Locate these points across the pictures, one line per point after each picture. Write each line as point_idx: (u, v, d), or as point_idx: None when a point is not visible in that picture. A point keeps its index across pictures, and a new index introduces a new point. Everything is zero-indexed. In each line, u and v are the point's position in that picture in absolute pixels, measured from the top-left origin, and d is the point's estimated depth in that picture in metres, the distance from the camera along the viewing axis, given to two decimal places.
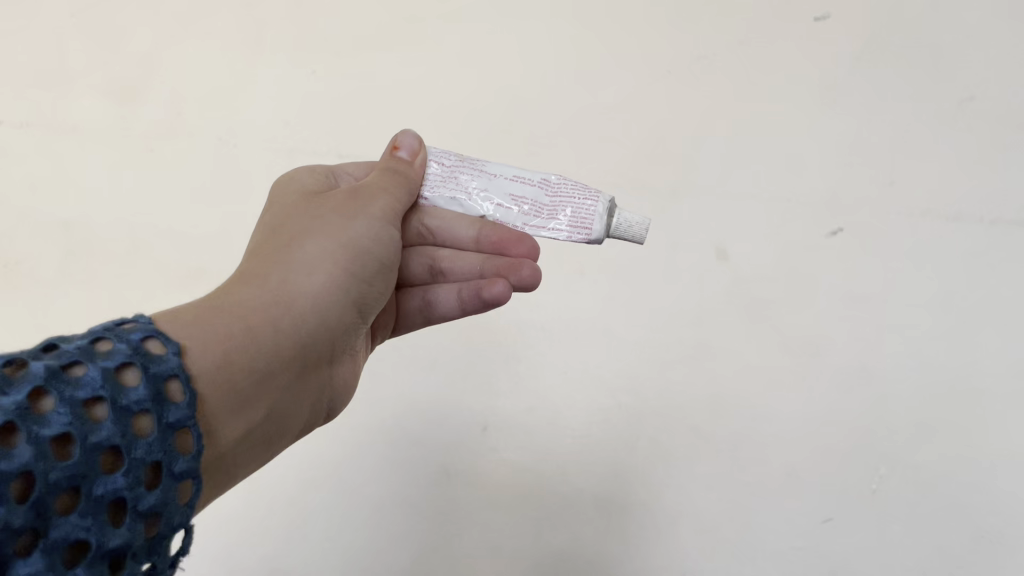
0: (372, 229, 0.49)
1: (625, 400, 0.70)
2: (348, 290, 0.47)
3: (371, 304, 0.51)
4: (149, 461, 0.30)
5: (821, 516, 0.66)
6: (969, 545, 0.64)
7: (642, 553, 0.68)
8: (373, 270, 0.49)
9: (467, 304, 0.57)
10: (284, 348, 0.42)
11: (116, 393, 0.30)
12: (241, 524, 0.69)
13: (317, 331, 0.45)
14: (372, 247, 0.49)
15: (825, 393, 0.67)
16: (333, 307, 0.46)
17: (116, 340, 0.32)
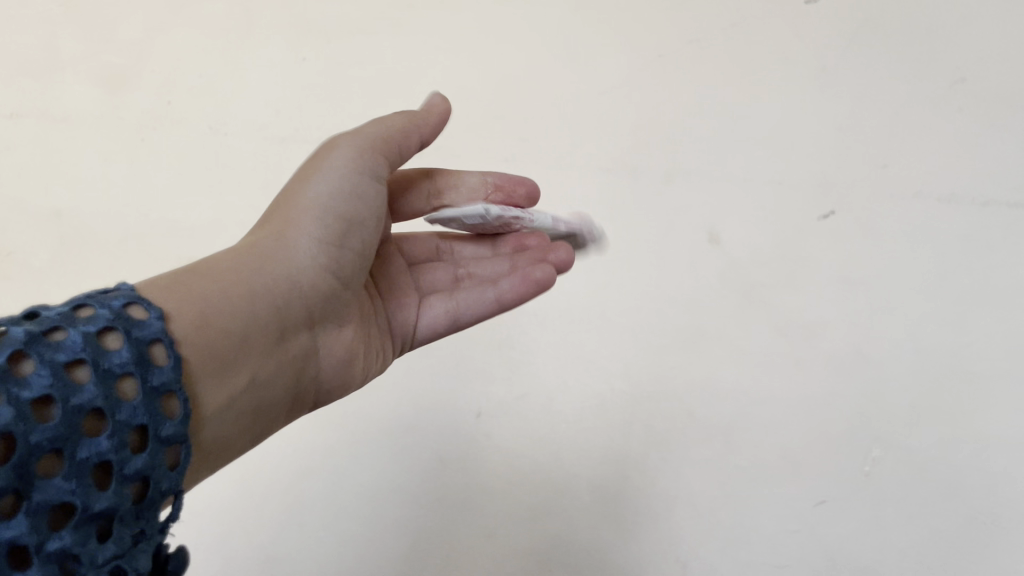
0: (368, 191, 0.48)
1: (619, 386, 0.70)
2: (332, 251, 0.47)
3: (363, 275, 0.50)
4: (135, 424, 0.30)
5: (814, 499, 0.66)
6: (962, 527, 0.64)
7: (637, 538, 0.68)
8: (365, 233, 0.49)
9: (505, 295, 0.54)
10: (263, 311, 0.42)
11: (98, 356, 0.30)
12: (236, 512, 0.70)
13: (295, 291, 0.45)
14: (361, 208, 0.48)
15: (819, 376, 0.67)
16: (313, 267, 0.46)
17: (98, 306, 0.32)
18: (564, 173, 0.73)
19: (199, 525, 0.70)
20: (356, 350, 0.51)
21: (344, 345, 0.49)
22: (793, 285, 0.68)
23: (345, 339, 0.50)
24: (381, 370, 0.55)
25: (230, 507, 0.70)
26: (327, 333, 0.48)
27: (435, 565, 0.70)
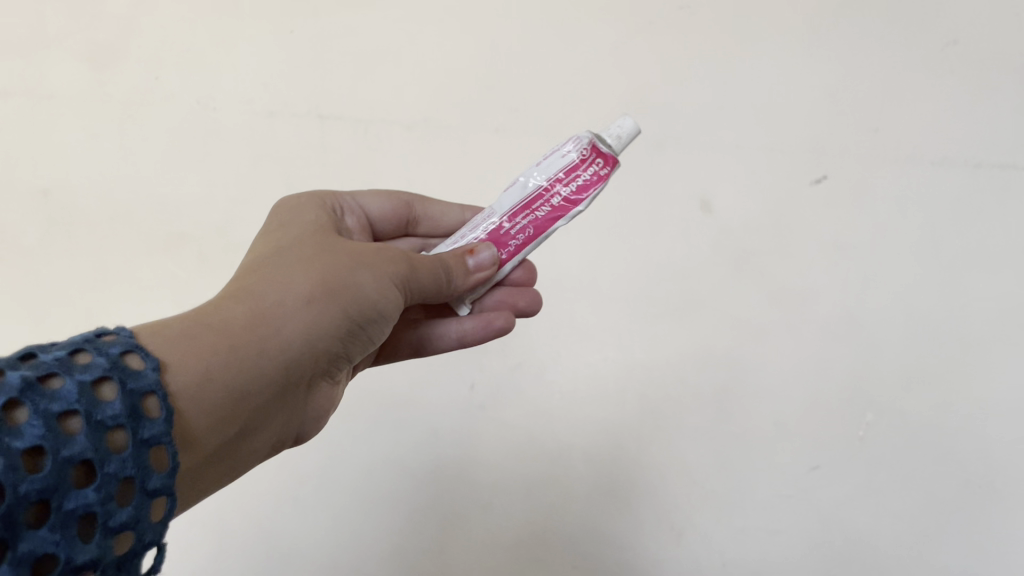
0: (385, 287, 0.47)
1: (613, 355, 0.70)
2: (340, 329, 0.46)
3: (359, 347, 0.49)
4: (124, 476, 0.30)
5: (808, 464, 0.66)
6: (956, 491, 0.63)
7: (630, 507, 0.68)
8: (372, 321, 0.48)
9: (468, 338, 0.59)
10: (265, 372, 0.41)
11: (92, 407, 0.29)
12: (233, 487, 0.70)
13: (296, 360, 0.44)
14: (378, 301, 0.47)
15: (812, 342, 0.67)
16: (320, 341, 0.45)
17: (95, 354, 0.32)
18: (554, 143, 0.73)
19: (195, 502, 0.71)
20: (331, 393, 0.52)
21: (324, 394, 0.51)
22: (785, 251, 0.68)
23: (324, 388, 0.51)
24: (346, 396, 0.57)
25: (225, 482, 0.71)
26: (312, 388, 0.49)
27: (431, 538, 0.70)
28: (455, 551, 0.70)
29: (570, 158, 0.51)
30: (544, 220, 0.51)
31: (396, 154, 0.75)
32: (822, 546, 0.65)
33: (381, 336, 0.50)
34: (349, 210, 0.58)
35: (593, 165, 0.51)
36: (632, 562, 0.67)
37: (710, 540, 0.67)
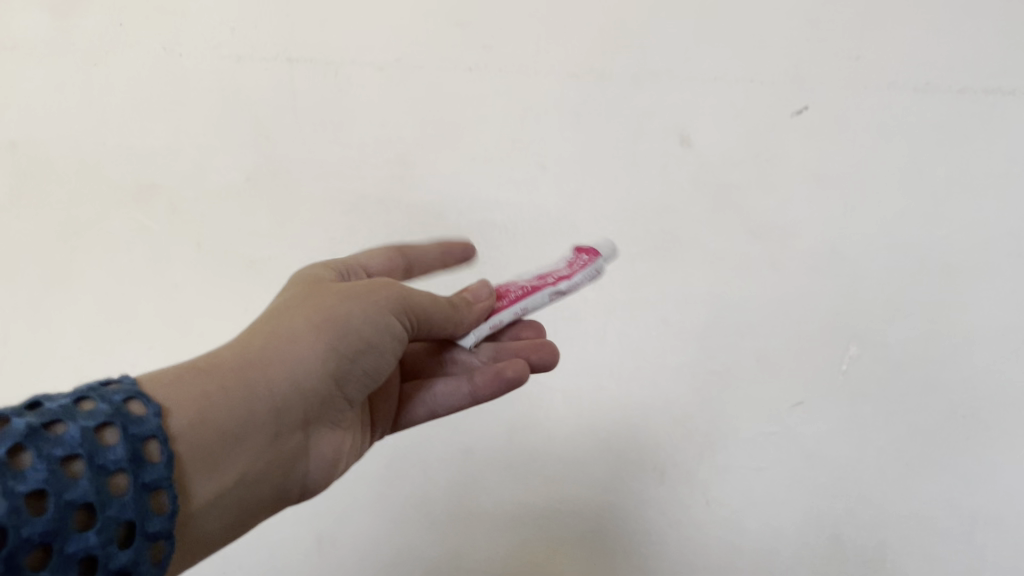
0: (374, 319, 0.48)
1: (591, 295, 0.69)
2: (332, 366, 0.47)
3: (361, 386, 0.50)
4: (122, 519, 0.33)
5: (791, 401, 0.65)
6: (940, 422, 0.63)
7: (613, 449, 0.67)
8: (366, 352, 0.48)
9: (481, 390, 0.56)
10: (261, 414, 0.43)
11: (93, 452, 0.33)
12: None
13: (291, 399, 0.45)
14: (367, 331, 0.48)
15: (795, 277, 0.65)
16: (312, 378, 0.46)
17: (98, 401, 0.35)
18: (526, 80, 0.70)
19: None
20: (344, 444, 0.52)
21: (334, 445, 0.51)
22: (765, 184, 0.66)
23: (333, 438, 0.51)
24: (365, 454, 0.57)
25: None
26: (316, 439, 0.49)
27: (414, 484, 0.70)
28: (439, 498, 0.70)
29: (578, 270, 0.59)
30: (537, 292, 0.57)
31: (367, 96, 0.73)
32: (806, 480, 0.64)
33: (382, 375, 0.51)
34: (353, 274, 0.57)
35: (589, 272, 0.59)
36: (617, 502, 0.67)
37: (694, 480, 0.66)
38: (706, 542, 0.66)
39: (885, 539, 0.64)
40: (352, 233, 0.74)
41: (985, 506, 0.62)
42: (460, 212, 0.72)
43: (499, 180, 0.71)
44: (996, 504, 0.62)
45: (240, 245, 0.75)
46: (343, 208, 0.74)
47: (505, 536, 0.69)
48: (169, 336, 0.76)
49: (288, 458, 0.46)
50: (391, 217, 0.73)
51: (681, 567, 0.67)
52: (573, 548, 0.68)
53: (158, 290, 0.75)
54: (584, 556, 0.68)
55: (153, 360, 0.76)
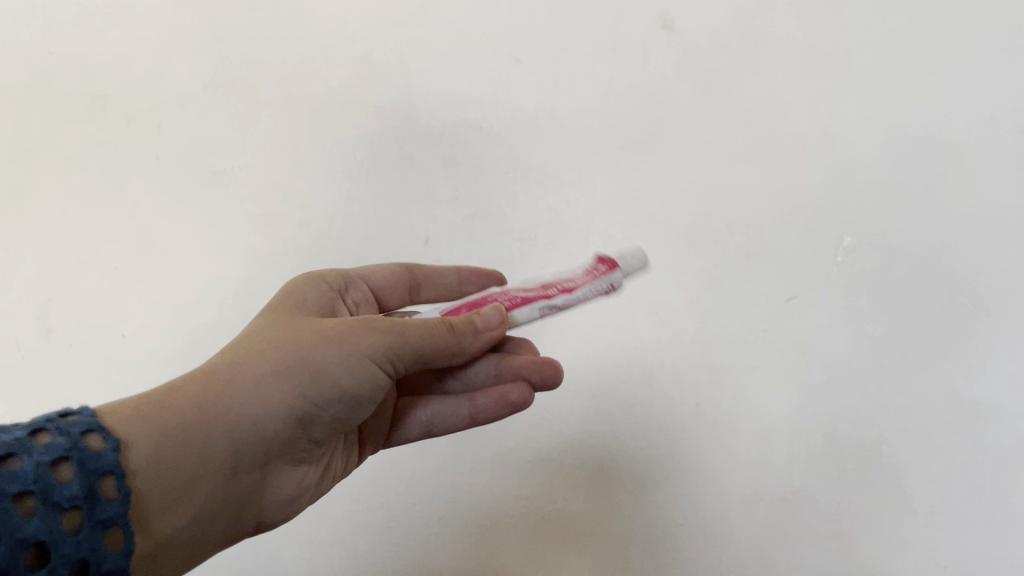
0: (354, 367, 0.44)
1: (573, 196, 0.66)
2: (298, 410, 0.45)
3: (334, 429, 0.48)
4: (76, 556, 0.33)
5: (784, 294, 0.62)
6: (940, 309, 0.59)
7: (596, 352, 0.65)
8: (341, 402, 0.46)
9: (482, 413, 0.55)
10: (221, 452, 0.43)
11: (49, 488, 0.33)
12: (179, 360, 0.70)
13: (253, 439, 0.44)
14: (345, 382, 0.45)
15: (786, 164, 0.62)
16: (277, 421, 0.45)
17: (54, 434, 0.35)
18: None
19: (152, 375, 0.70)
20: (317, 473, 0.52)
21: (302, 478, 0.51)
22: (753, 66, 0.62)
23: (302, 471, 0.51)
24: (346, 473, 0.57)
25: (180, 351, 0.70)
26: (285, 468, 0.49)
27: None
28: None
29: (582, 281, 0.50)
30: (517, 302, 0.49)
31: None
32: (800, 376, 0.61)
33: (356, 419, 0.48)
34: (352, 287, 0.56)
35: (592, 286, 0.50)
36: (604, 405, 0.65)
37: (682, 381, 0.63)
38: (696, 443, 0.63)
39: (883, 436, 0.60)
40: (316, 137, 0.69)
41: (991, 396, 0.58)
42: (430, 113, 0.68)
43: (471, 76, 0.67)
44: (1002, 395, 0.58)
45: (203, 156, 0.71)
46: (307, 111, 0.69)
47: (490, 445, 0.67)
48: (129, 255, 0.72)
49: (250, 488, 0.47)
50: (358, 119, 0.68)
51: (673, 473, 0.63)
52: (563, 457, 0.66)
53: (117, 206, 0.72)
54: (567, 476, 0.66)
55: (116, 281, 0.72)
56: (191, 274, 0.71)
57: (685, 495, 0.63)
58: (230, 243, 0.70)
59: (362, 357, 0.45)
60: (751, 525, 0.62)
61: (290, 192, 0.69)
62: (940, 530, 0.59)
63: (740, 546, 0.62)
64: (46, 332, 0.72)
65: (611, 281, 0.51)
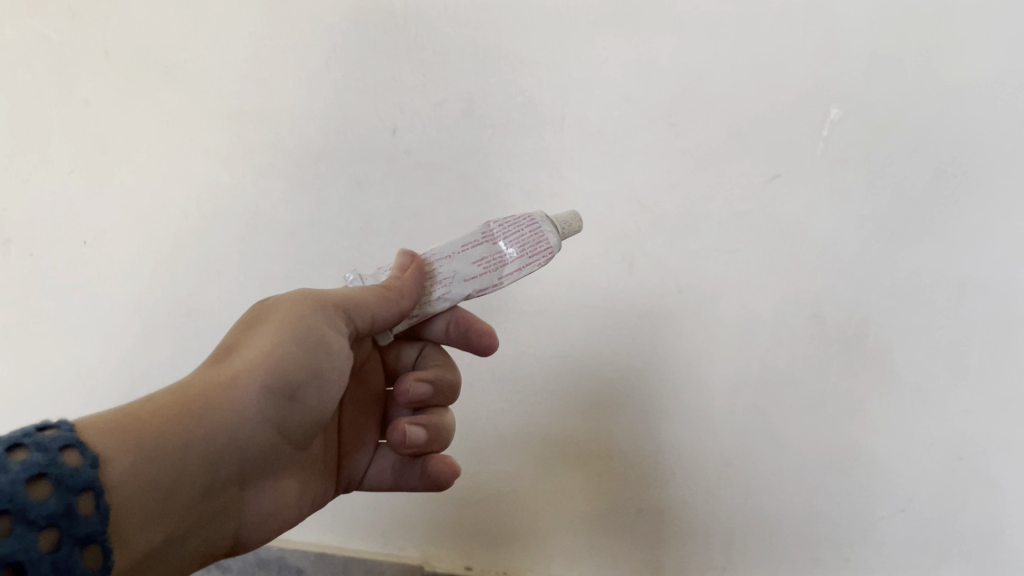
0: (311, 341, 0.46)
1: (545, 79, 0.61)
2: (267, 404, 0.45)
3: (302, 427, 0.48)
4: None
5: (767, 174, 0.58)
6: (928, 184, 0.56)
7: (574, 242, 0.63)
8: (309, 379, 0.46)
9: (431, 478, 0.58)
10: (198, 450, 0.41)
11: (24, 507, 0.31)
12: (145, 265, 0.70)
13: (227, 436, 0.43)
14: (307, 357, 0.46)
15: (770, 36, 0.56)
16: (250, 414, 0.44)
17: (30, 450, 0.33)
18: None
19: (122, 281, 0.70)
20: (289, 493, 0.51)
21: (273, 498, 0.50)
22: None
23: (277, 488, 0.50)
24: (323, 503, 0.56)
25: (146, 257, 0.70)
26: (255, 483, 0.48)
27: None
28: None
29: (519, 257, 0.47)
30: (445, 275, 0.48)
31: None
32: (783, 259, 0.59)
33: (326, 410, 0.49)
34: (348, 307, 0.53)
35: (529, 264, 0.47)
36: (581, 297, 0.63)
37: (663, 268, 0.61)
38: (677, 332, 0.62)
39: (870, 315, 0.58)
40: (270, 25, 0.64)
41: (977, 270, 0.56)
42: None
43: None
44: (991, 268, 0.55)
45: (150, 51, 0.66)
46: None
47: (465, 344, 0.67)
48: (77, 160, 0.69)
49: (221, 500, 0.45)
50: (311, 3, 0.63)
51: (652, 361, 0.62)
52: (539, 365, 0.65)
53: (66, 109, 0.68)
54: (551, 369, 0.65)
55: (70, 187, 0.70)
56: (148, 177, 0.68)
57: (666, 383, 0.62)
58: (187, 142, 0.67)
59: (319, 329, 0.46)
60: (735, 412, 0.61)
61: (248, 85, 0.66)
62: (923, 407, 0.58)
63: (723, 433, 0.62)
64: (5, 242, 0.72)
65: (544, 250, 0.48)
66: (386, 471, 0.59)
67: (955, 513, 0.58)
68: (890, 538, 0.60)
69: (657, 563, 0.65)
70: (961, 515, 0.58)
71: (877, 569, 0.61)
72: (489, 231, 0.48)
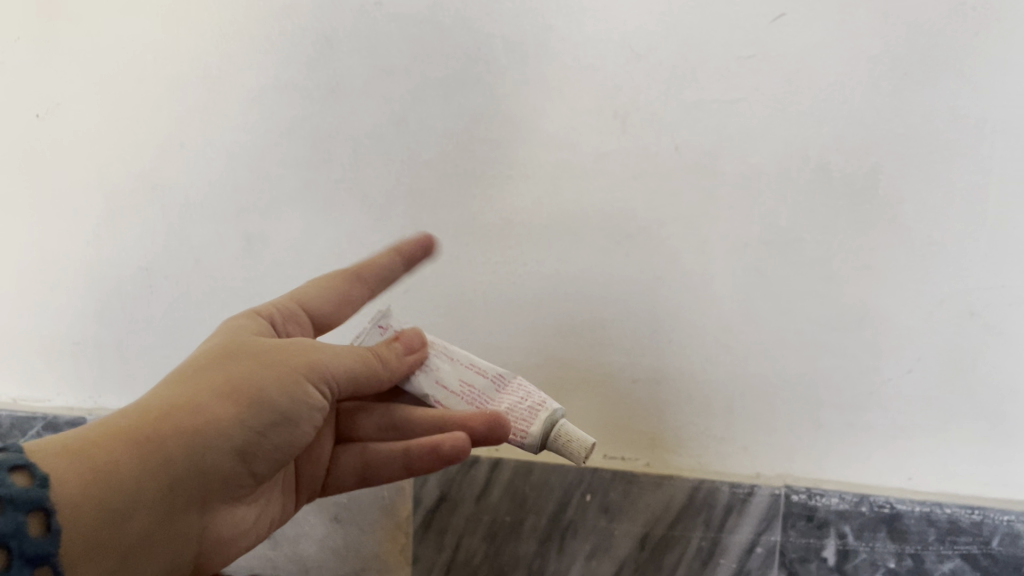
0: (290, 390, 0.46)
1: None
2: (240, 440, 0.44)
3: (270, 465, 0.47)
4: None
5: (772, 13, 0.53)
6: (945, 18, 0.51)
7: (562, 98, 0.58)
8: (279, 426, 0.46)
9: (416, 463, 0.52)
10: (167, 479, 0.42)
11: None
12: (104, 138, 0.66)
13: (194, 470, 0.43)
14: (282, 401, 0.45)
15: None
16: (220, 447, 0.44)
17: None
18: None
19: (80, 155, 0.66)
20: (245, 518, 0.51)
21: (231, 523, 0.49)
22: None
23: (236, 512, 0.49)
24: (275, 524, 0.55)
25: (103, 129, 0.65)
26: (217, 510, 0.47)
27: (343, 166, 0.62)
28: (371, 179, 0.62)
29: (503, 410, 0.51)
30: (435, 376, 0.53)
31: None
32: (788, 107, 0.55)
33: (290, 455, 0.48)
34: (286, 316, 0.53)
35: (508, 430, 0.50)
36: (571, 158, 0.58)
37: (659, 122, 0.56)
38: (674, 192, 0.57)
39: (880, 164, 0.54)
40: None
41: (995, 110, 0.52)
42: None
43: None
44: (1008, 108, 0.52)
45: None
46: None
47: (452, 212, 0.61)
48: (22, 23, 0.64)
49: (184, 530, 0.44)
50: None
51: (648, 225, 0.58)
52: (527, 234, 0.61)
53: None
54: (542, 242, 0.60)
55: (17, 54, 0.65)
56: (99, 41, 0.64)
57: (661, 249, 0.59)
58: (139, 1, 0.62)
59: (298, 383, 0.46)
60: (735, 273, 0.58)
61: None
62: (934, 261, 0.55)
63: (723, 299, 0.58)
64: None
65: (525, 431, 0.49)
66: (350, 471, 0.56)
67: (964, 370, 0.56)
68: (896, 399, 0.58)
69: (656, 433, 0.62)
70: (969, 370, 0.56)
71: (882, 434, 0.59)
72: (502, 382, 0.52)
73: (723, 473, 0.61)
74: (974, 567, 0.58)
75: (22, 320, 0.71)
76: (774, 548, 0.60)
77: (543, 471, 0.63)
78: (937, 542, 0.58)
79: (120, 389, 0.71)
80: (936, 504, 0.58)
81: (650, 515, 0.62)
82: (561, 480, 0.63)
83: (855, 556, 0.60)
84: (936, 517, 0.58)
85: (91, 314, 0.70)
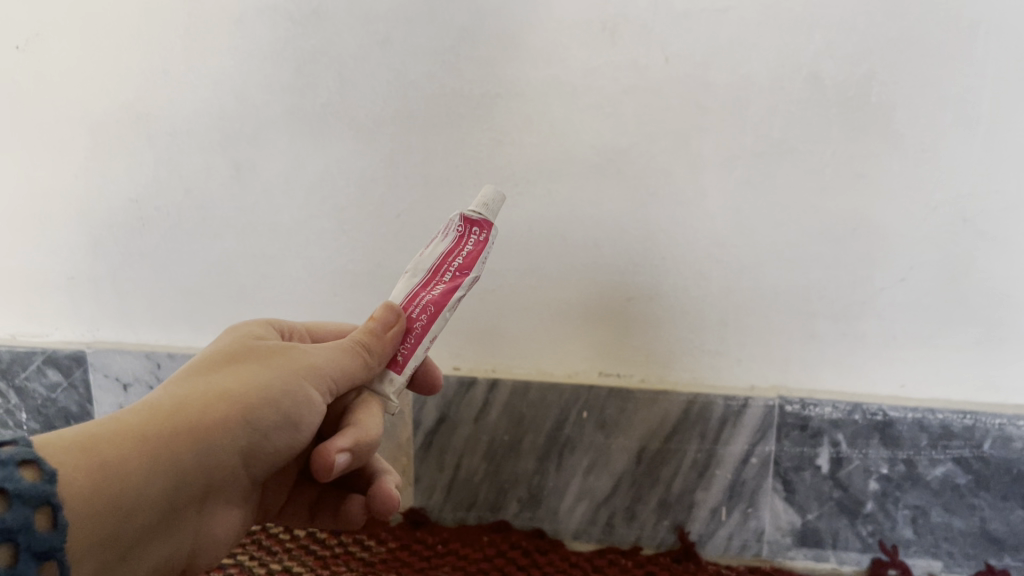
0: (297, 391, 0.43)
1: None
2: (243, 439, 0.41)
3: (265, 467, 0.44)
4: None
5: None
6: None
7: (549, 12, 0.56)
8: (281, 427, 0.43)
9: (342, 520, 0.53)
10: (173, 475, 0.38)
11: None
12: (87, 69, 0.65)
13: (200, 463, 0.40)
14: (286, 402, 0.42)
15: None
16: (222, 449, 0.41)
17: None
18: None
19: (64, 87, 0.65)
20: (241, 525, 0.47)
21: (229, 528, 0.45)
22: None
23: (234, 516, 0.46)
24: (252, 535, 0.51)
25: (86, 60, 0.64)
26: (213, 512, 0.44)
27: (329, 90, 0.61)
28: (358, 103, 0.61)
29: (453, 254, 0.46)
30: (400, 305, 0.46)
31: None
32: (779, 15, 0.54)
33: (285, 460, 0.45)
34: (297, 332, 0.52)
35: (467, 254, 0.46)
36: (560, 74, 0.57)
37: (648, 35, 0.55)
38: (664, 107, 0.57)
39: (873, 70, 0.53)
40: None
41: (990, 10, 0.51)
42: None
43: None
44: (1004, 8, 0.51)
45: None
46: None
47: (440, 134, 0.61)
48: None
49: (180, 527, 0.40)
50: None
51: (640, 141, 0.58)
52: (518, 156, 0.60)
53: None
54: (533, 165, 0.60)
55: None
56: None
57: (653, 165, 0.58)
58: None
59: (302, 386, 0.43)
60: (727, 186, 0.57)
61: None
62: (928, 168, 0.55)
63: (716, 214, 0.58)
64: None
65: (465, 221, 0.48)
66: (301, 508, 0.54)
67: (958, 277, 0.56)
68: (890, 308, 0.58)
69: (650, 350, 0.62)
70: (962, 276, 0.56)
71: (875, 343, 0.59)
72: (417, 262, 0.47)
73: (716, 385, 0.62)
74: (966, 470, 0.59)
75: (16, 256, 0.71)
76: (768, 458, 0.61)
77: (541, 388, 0.63)
78: (930, 447, 0.59)
79: (119, 321, 0.71)
80: (927, 410, 0.59)
81: (647, 429, 0.62)
82: (559, 397, 0.63)
83: (849, 463, 0.60)
84: (929, 422, 0.59)
85: (84, 248, 0.70)
